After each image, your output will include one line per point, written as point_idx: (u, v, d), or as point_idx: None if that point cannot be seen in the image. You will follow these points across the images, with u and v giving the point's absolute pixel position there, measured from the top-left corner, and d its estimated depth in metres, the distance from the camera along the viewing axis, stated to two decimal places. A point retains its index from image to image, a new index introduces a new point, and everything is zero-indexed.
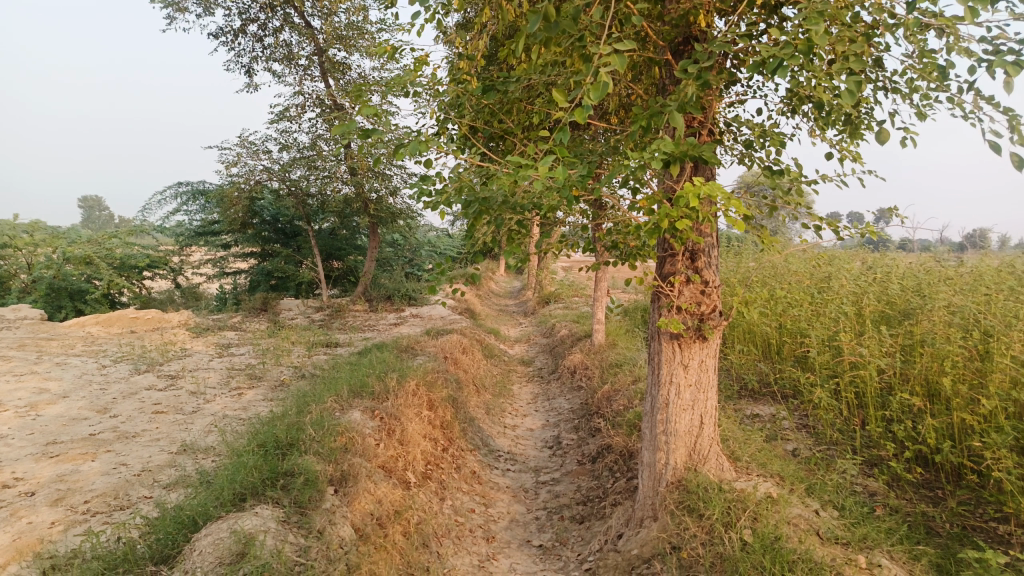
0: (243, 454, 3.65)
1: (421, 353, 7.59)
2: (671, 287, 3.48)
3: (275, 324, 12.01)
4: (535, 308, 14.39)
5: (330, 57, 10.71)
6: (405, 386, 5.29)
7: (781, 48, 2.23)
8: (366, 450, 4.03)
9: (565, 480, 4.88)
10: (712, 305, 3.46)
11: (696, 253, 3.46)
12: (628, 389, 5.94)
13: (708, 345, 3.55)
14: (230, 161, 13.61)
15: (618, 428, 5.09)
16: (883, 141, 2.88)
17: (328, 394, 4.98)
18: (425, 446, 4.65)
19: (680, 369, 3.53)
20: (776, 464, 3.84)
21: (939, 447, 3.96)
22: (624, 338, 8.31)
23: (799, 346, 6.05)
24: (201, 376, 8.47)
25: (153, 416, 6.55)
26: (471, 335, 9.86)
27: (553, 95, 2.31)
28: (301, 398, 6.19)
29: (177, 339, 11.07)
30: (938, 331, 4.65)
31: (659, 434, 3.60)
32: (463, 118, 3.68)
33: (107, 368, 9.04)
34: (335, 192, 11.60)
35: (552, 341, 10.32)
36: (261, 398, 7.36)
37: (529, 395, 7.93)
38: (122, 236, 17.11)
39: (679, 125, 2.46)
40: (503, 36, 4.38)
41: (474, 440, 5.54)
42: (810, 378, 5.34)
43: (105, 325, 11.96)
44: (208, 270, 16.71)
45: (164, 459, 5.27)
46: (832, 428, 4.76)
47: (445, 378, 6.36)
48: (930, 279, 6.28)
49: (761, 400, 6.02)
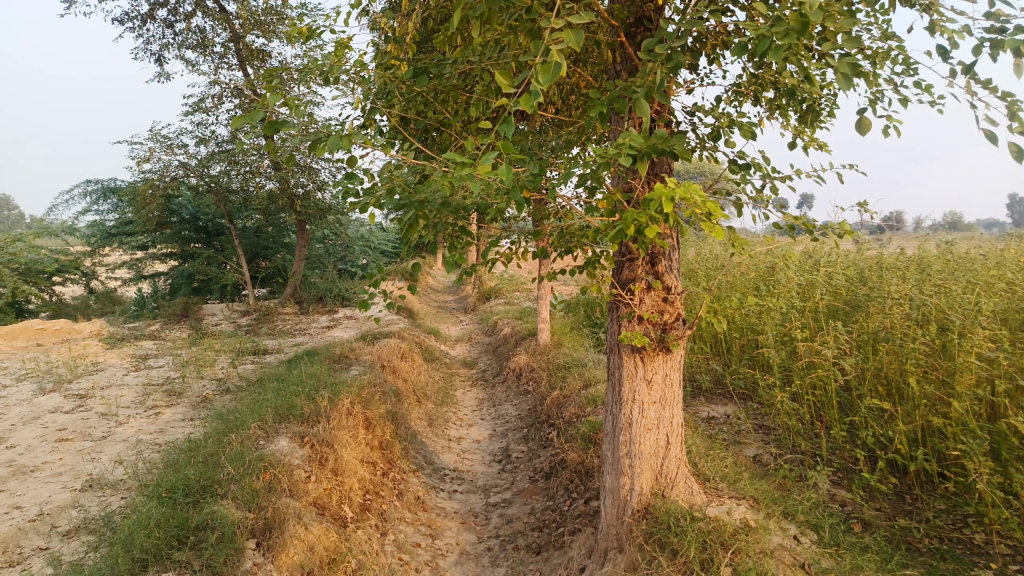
0: (148, 504, 3.15)
1: (356, 363, 7.09)
2: (631, 295, 3.12)
3: (199, 331, 11.27)
4: (475, 304, 14.00)
5: (248, 44, 10.03)
6: (337, 405, 4.83)
7: (771, 25, 1.86)
8: (294, 487, 3.58)
9: (517, 501, 4.52)
10: (675, 313, 3.14)
11: (658, 257, 3.12)
12: (578, 395, 5.62)
13: (672, 358, 3.22)
14: (144, 156, 12.70)
15: (571, 441, 4.75)
16: (865, 131, 2.58)
17: (251, 420, 4.48)
18: (362, 473, 4.22)
19: (643, 385, 3.17)
20: (745, 481, 3.58)
21: (909, 452, 3.77)
22: (570, 337, 8.02)
23: (751, 343, 5.87)
24: (114, 396, 7.75)
25: (55, 446, 5.88)
26: (410, 337, 9.41)
27: (495, 80, 1.90)
28: (224, 420, 5.63)
29: (89, 353, 10.21)
30: (896, 326, 4.49)
31: (622, 457, 3.25)
32: (394, 109, 3.25)
33: (7, 389, 8.20)
34: (258, 189, 10.92)
35: (495, 340, 9.96)
36: (182, 418, 6.74)
37: (473, 401, 7.56)
38: (26, 239, 15.82)
39: (646, 113, 2.06)
40: (436, 18, 3.95)
41: (416, 460, 5.13)
42: (766, 378, 5.11)
43: (7, 339, 10.97)
44: (125, 273, 15.65)
45: (65, 499, 4.65)
46: (794, 433, 4.55)
47: (383, 390, 5.90)
48: (876, 268, 6.19)
49: (716, 401, 5.80)
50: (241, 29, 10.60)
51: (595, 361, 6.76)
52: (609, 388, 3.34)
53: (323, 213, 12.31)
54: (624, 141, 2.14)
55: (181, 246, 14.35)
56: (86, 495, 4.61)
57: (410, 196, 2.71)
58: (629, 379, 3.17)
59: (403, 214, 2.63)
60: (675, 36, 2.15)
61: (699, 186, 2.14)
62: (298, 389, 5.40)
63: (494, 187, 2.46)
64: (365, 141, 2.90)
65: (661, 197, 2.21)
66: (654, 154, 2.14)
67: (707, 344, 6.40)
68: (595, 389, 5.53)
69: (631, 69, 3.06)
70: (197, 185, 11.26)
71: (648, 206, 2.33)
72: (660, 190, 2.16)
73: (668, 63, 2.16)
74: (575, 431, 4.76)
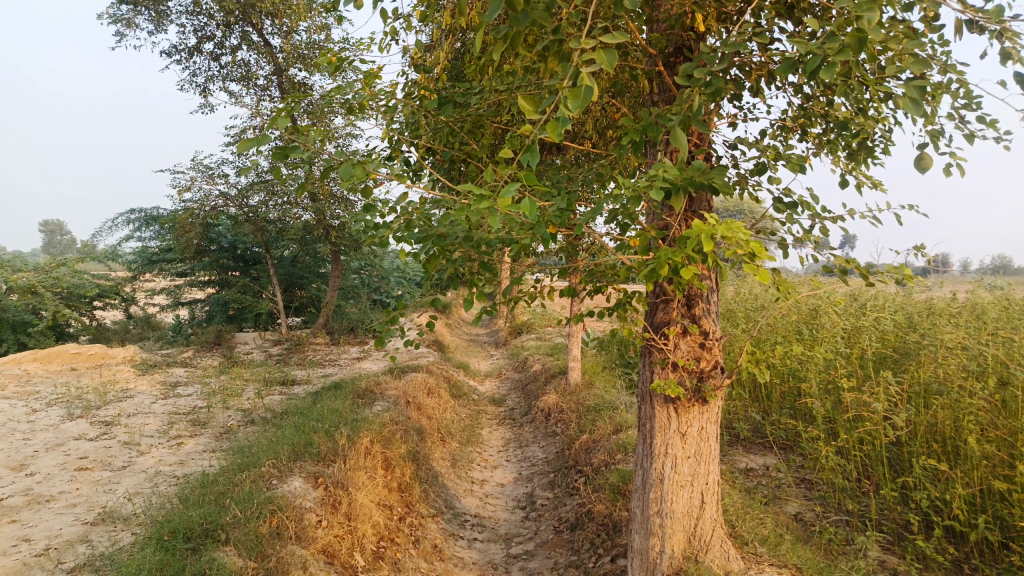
0: (147, 547, 3.00)
1: (381, 398, 6.94)
2: (664, 339, 2.91)
3: (229, 360, 11.26)
4: (506, 339, 13.82)
5: (289, 77, 10.14)
6: (357, 444, 4.66)
7: (823, 39, 1.64)
8: (303, 533, 3.40)
9: (539, 554, 4.28)
10: (712, 360, 2.93)
11: (695, 300, 2.92)
12: (608, 440, 5.36)
13: (709, 409, 2.98)
14: (184, 185, 12.89)
15: (599, 491, 4.50)
16: (925, 168, 2.34)
17: (266, 457, 4.33)
18: (377, 518, 4.04)
19: (676, 438, 2.94)
20: (787, 546, 3.31)
21: (969, 520, 3.45)
22: (602, 377, 7.77)
23: (793, 390, 5.57)
24: (139, 424, 7.69)
25: (75, 475, 5.81)
26: (438, 371, 9.24)
27: (518, 103, 1.71)
28: (243, 454, 5.50)
29: (120, 379, 10.26)
30: (951, 378, 4.19)
31: (652, 516, 3.01)
32: (420, 139, 3.12)
33: (36, 414, 8.23)
34: (294, 219, 10.96)
35: (525, 377, 9.74)
36: (203, 450, 6.64)
37: (499, 441, 7.33)
38: (69, 264, 16.14)
39: (684, 141, 1.88)
40: (467, 49, 3.85)
41: (437, 504, 4.93)
42: (809, 430, 4.81)
43: (43, 363, 11.10)
44: (163, 300, 15.84)
45: (77, 532, 4.54)
46: (840, 491, 4.24)
47: (405, 428, 5.72)
48: (927, 314, 5.87)
49: (754, 451, 5.49)
50: (283, 63, 10.75)
51: (626, 404, 6.50)
52: (639, 439, 3.11)
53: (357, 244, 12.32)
54: (658, 173, 1.95)
55: (217, 275, 14.48)
56: (97, 530, 4.49)
57: (429, 229, 2.56)
58: (662, 431, 2.95)
59: (421, 248, 2.47)
60: (716, 61, 1.98)
61: (741, 224, 1.93)
62: (318, 425, 5.25)
63: (516, 221, 2.29)
64: (385, 172, 2.77)
65: (698, 236, 2.01)
66: (690, 188, 1.95)
67: (744, 390, 6.11)
68: (625, 435, 5.27)
69: (669, 100, 2.89)
70: (235, 214, 11.37)
71: (683, 245, 2.13)
72: (697, 227, 1.96)
73: (707, 89, 1.98)
74: (604, 480, 4.51)
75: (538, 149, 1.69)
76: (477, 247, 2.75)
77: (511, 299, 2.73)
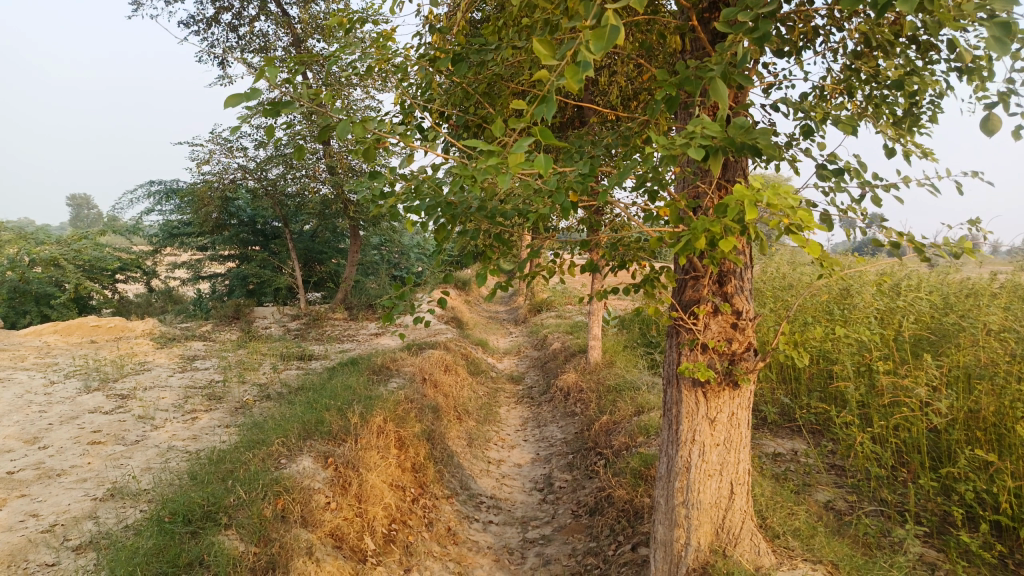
0: (146, 530, 2.88)
1: (397, 375, 6.80)
2: (694, 319, 2.71)
3: (247, 335, 11.22)
4: (526, 316, 13.63)
5: (307, 47, 9.94)
6: (369, 422, 4.52)
7: None
8: (309, 516, 3.27)
9: (557, 539, 4.12)
10: (745, 342, 2.72)
11: (727, 278, 2.71)
12: (629, 422, 5.18)
13: (740, 395, 2.78)
14: (203, 158, 12.79)
15: (620, 476, 4.31)
16: (994, 130, 2.07)
17: (275, 436, 4.21)
18: (389, 500, 3.90)
19: (705, 424, 2.74)
20: (821, 539, 3.11)
21: (1019, 515, 3.24)
22: (623, 356, 7.57)
23: (824, 373, 5.34)
24: (155, 398, 7.65)
25: (87, 449, 5.75)
26: (457, 348, 9.09)
27: (533, 46, 1.47)
28: (256, 430, 5.38)
29: (138, 352, 10.24)
30: (999, 362, 3.93)
31: (677, 506, 2.82)
32: (433, 101, 2.91)
33: (54, 386, 8.22)
34: (312, 193, 10.81)
35: (544, 355, 9.56)
36: (217, 424, 6.56)
37: (517, 420, 7.18)
38: (91, 237, 16.18)
39: (723, 94, 1.65)
40: (485, 7, 3.61)
41: (451, 485, 4.79)
42: (842, 415, 4.59)
43: (63, 334, 11.13)
44: (182, 273, 15.85)
45: (85, 508, 4.46)
46: (876, 481, 4.03)
47: (421, 407, 5.57)
48: (968, 294, 5.58)
49: (782, 435, 5.27)
50: (301, 33, 10.53)
51: (649, 384, 6.29)
52: (664, 425, 2.92)
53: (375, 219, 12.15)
54: (694, 128, 1.71)
55: (237, 248, 14.42)
56: (105, 506, 4.41)
57: (439, 195, 2.35)
58: (689, 417, 2.75)
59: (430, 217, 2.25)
60: (762, 3, 1.74)
61: (789, 186, 1.69)
62: (331, 403, 5.11)
63: (534, 185, 2.07)
64: (394, 135, 2.56)
65: (736, 202, 1.77)
66: (729, 147, 1.71)
67: (772, 371, 5.88)
68: (648, 417, 5.07)
69: (705, 57, 2.65)
70: (253, 187, 11.25)
71: (722, 214, 1.90)
72: (740, 191, 1.72)
73: (755, 34, 1.74)
74: (625, 464, 4.32)
75: (555, 98, 1.45)
76: (493, 215, 2.54)
77: (531, 274, 2.49)
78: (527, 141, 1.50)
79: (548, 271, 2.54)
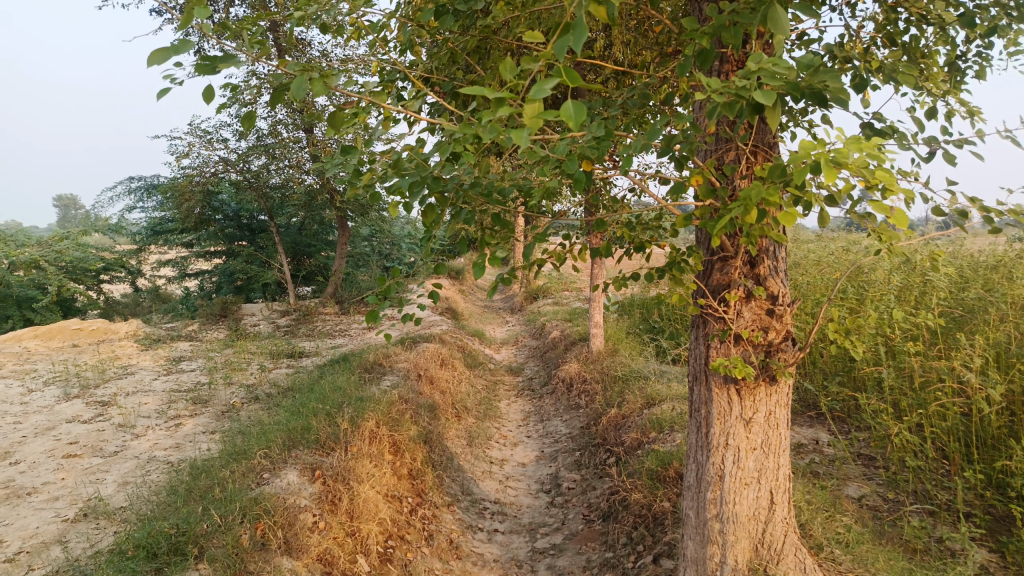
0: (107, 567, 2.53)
1: (390, 371, 6.45)
2: (724, 306, 2.36)
3: (235, 333, 10.85)
4: (521, 304, 13.26)
5: (287, 32, 9.52)
6: (361, 427, 4.18)
7: None
8: (295, 541, 2.94)
9: (570, 549, 3.80)
10: (782, 331, 2.38)
11: (759, 258, 2.36)
12: (640, 416, 4.85)
13: (777, 391, 2.44)
14: (183, 151, 12.35)
15: (635, 477, 3.99)
16: None
17: (257, 448, 3.85)
18: (385, 514, 3.57)
19: (739, 426, 2.40)
20: (867, 548, 2.80)
21: None
22: (627, 343, 7.24)
23: (846, 356, 5.02)
24: (137, 403, 7.28)
25: (62, 463, 5.38)
26: (452, 340, 8.74)
27: None
28: (242, 438, 5.03)
29: (122, 355, 9.86)
30: None
31: (711, 520, 2.49)
32: (416, 67, 2.52)
33: (31, 394, 7.83)
34: (297, 185, 10.40)
35: (543, 345, 9.21)
36: (202, 431, 6.20)
37: (519, 415, 6.85)
38: (71, 237, 15.70)
39: (784, 21, 1.30)
40: None
41: (452, 490, 4.46)
42: (871, 402, 4.27)
43: (44, 339, 10.74)
44: (167, 271, 15.41)
45: (55, 530, 4.11)
46: (915, 474, 3.71)
47: (417, 407, 5.22)
48: (993, 266, 5.27)
49: (803, 424, 4.94)
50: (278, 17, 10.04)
51: (657, 374, 5.96)
52: (691, 427, 2.58)
53: (363, 209, 11.74)
54: (751, 69, 1.35)
55: (222, 244, 14.00)
56: (77, 528, 4.06)
57: (423, 168, 1.97)
58: (721, 418, 2.41)
59: (416, 197, 1.86)
60: None
61: (876, 138, 1.31)
62: (320, 407, 4.75)
63: (540, 153, 1.70)
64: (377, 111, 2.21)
65: (802, 160, 1.40)
66: (794, 94, 1.35)
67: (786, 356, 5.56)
68: (661, 411, 4.74)
69: None
70: (236, 180, 10.84)
71: (779, 176, 1.53)
72: (808, 149, 1.34)
73: None
74: (641, 466, 3.99)
75: (586, 23, 1.08)
76: (491, 192, 2.17)
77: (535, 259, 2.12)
78: (551, 81, 1.13)
79: (558, 257, 2.18)
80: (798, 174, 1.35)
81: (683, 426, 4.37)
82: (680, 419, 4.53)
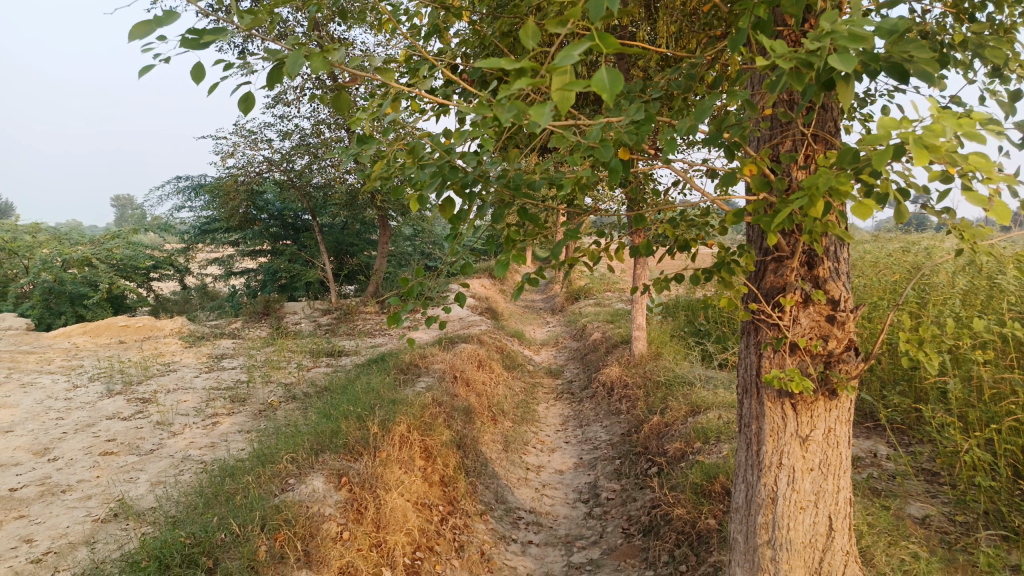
0: None
1: (427, 372, 6.32)
2: (779, 312, 2.14)
3: (276, 332, 10.89)
4: (563, 305, 13.05)
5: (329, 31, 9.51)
6: (392, 431, 4.04)
7: None
8: (317, 552, 2.81)
9: (607, 564, 3.60)
10: (844, 340, 2.14)
11: (818, 257, 2.13)
12: (685, 425, 4.61)
13: (838, 406, 2.20)
14: (228, 151, 12.46)
15: (678, 491, 3.77)
16: None
17: (285, 452, 3.74)
18: (414, 524, 3.42)
19: (794, 444, 2.18)
20: None
21: None
22: (670, 346, 6.98)
23: (906, 364, 4.70)
24: (176, 401, 7.30)
25: (98, 460, 5.38)
26: (491, 341, 8.59)
27: None
28: (274, 439, 4.94)
29: (166, 352, 9.97)
30: None
31: (761, 545, 2.27)
32: (445, 51, 2.33)
33: (76, 390, 7.92)
34: (338, 183, 10.39)
35: (584, 347, 8.99)
36: (238, 430, 6.16)
37: (557, 419, 6.66)
38: (122, 235, 16.04)
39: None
40: None
41: (486, 498, 4.30)
42: (936, 414, 3.97)
43: (92, 336, 10.95)
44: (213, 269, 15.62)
45: (85, 530, 4.07)
46: (986, 494, 3.41)
47: (451, 411, 5.07)
48: None
49: (860, 436, 4.64)
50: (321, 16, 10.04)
51: (703, 379, 5.69)
52: (740, 443, 2.37)
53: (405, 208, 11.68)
54: (822, 32, 1.13)
55: (266, 243, 14.12)
56: (107, 528, 4.01)
57: (441, 156, 1.78)
58: (774, 435, 2.19)
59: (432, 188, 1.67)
60: None
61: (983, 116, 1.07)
62: (353, 409, 4.63)
63: (570, 138, 1.51)
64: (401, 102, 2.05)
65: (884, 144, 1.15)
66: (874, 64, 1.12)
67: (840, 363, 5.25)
68: (706, 421, 4.50)
69: None
70: (279, 179, 10.89)
71: (852, 163, 1.28)
72: (893, 127, 1.08)
73: None
74: (686, 481, 3.75)
75: None
76: (519, 186, 1.99)
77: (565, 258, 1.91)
78: (582, 45, 0.89)
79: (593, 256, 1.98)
80: (880, 160, 1.11)
81: (730, 438, 4.12)
82: (727, 429, 4.29)
